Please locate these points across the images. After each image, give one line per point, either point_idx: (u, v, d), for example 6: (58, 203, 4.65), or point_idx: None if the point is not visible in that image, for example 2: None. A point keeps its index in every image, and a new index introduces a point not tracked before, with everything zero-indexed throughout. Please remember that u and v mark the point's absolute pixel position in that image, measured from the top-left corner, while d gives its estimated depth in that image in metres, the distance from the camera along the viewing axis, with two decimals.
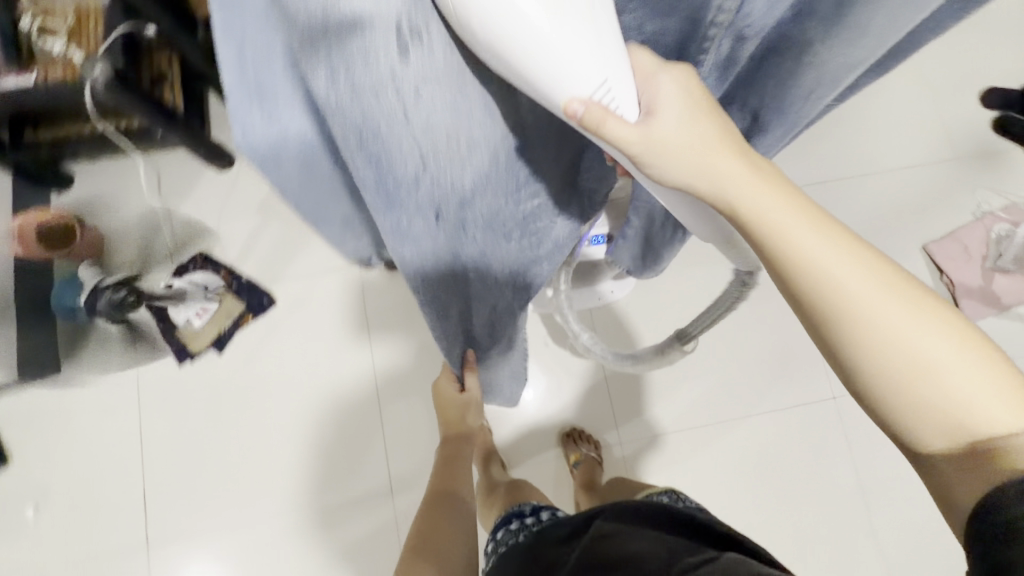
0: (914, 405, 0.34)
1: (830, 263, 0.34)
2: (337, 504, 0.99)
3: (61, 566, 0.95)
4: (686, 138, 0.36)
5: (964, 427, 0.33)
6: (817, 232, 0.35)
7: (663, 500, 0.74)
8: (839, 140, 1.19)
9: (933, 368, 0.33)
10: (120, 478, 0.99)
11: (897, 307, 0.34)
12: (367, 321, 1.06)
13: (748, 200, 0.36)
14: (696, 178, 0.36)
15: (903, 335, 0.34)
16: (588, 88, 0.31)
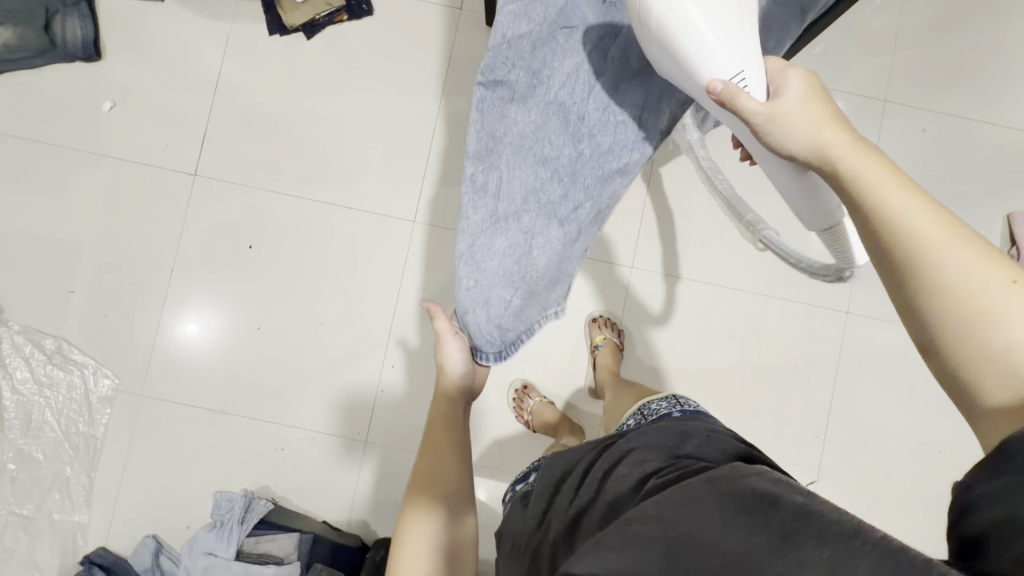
0: (966, 344, 0.34)
1: (919, 214, 0.38)
2: (363, 208, 1.08)
3: (122, 160, 1.07)
4: (808, 118, 0.47)
5: (1020, 374, 0.32)
6: (893, 179, 0.41)
7: (663, 406, 0.77)
8: (978, 74, 1.10)
9: (995, 309, 0.34)
10: (191, 113, 1.08)
11: (977, 259, 0.36)
12: (448, 68, 1.09)
13: (843, 150, 0.44)
14: (809, 143, 0.46)
15: (968, 277, 0.35)
16: (728, 70, 0.49)
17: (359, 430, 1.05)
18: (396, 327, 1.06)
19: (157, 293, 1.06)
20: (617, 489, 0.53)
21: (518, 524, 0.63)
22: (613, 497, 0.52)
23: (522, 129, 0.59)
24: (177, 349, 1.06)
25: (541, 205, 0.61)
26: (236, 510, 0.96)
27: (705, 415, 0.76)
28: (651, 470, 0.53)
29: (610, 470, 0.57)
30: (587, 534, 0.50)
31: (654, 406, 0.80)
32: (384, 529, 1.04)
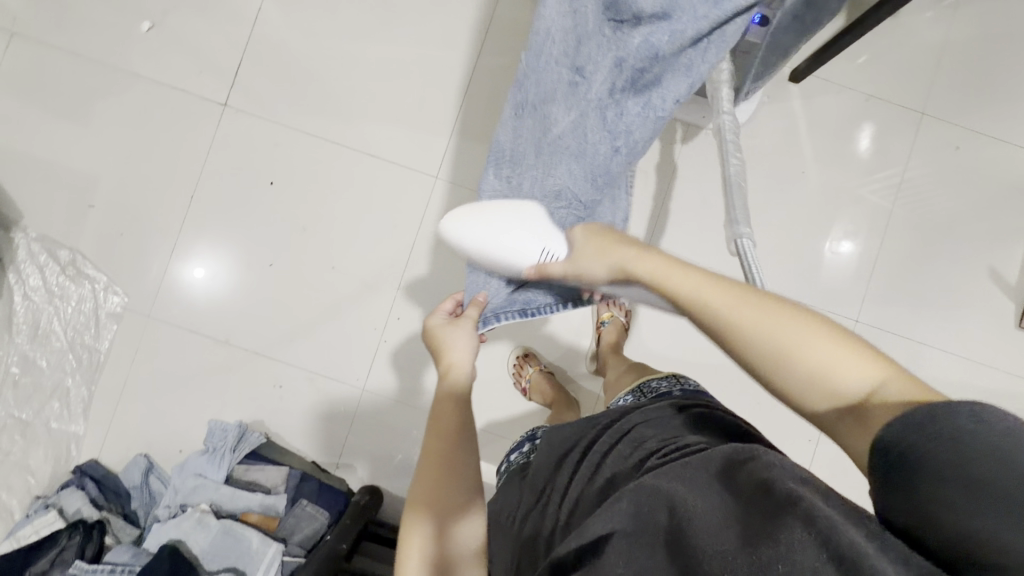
0: (791, 378, 0.40)
1: (712, 297, 0.46)
2: (387, 158, 1.08)
3: (155, 82, 1.08)
4: (596, 252, 0.56)
5: (837, 390, 0.38)
6: (681, 273, 0.49)
7: (663, 384, 0.78)
8: (1018, 97, 1.09)
9: (791, 351, 0.40)
10: (226, 43, 1.08)
11: (778, 321, 0.42)
12: (487, 29, 1.09)
13: (635, 265, 0.52)
14: (608, 263, 0.55)
15: (772, 334, 0.42)
16: (534, 255, 0.59)
17: (358, 377, 1.06)
18: (406, 280, 1.06)
19: (174, 219, 1.07)
20: (617, 467, 0.52)
21: (513, 497, 0.62)
22: (611, 474, 0.52)
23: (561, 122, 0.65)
24: (185, 284, 1.06)
25: (571, 202, 0.64)
26: (229, 438, 0.97)
27: (704, 396, 0.76)
28: (650, 448, 0.53)
29: (608, 448, 0.57)
30: (583, 514, 0.49)
31: (654, 384, 0.81)
32: (371, 476, 1.05)
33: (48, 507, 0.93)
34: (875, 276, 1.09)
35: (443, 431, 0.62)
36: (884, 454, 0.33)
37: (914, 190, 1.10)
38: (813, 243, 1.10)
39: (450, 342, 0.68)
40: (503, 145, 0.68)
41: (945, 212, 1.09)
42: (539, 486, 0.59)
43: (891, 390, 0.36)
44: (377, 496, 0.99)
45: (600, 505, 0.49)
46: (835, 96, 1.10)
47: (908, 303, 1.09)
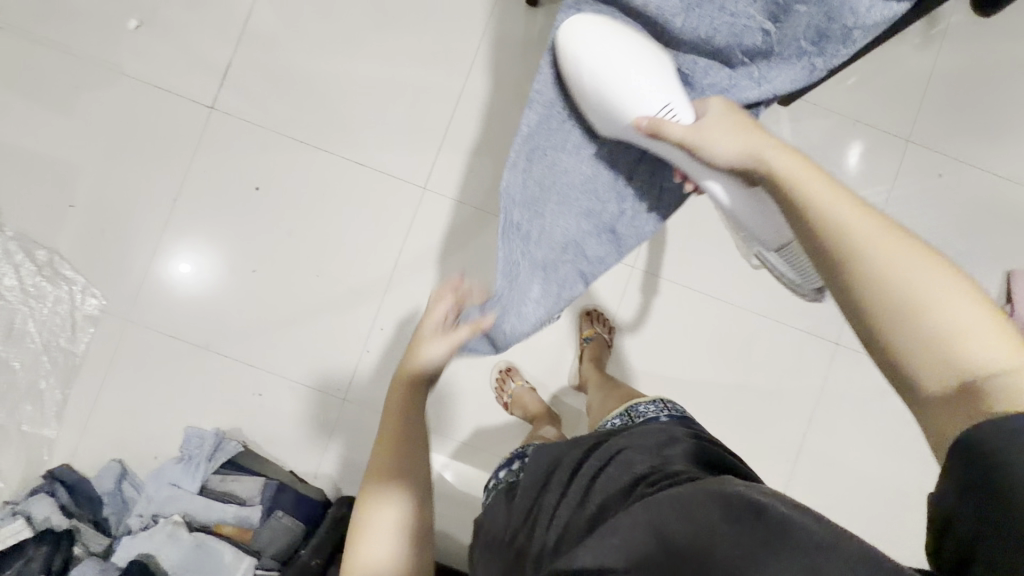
0: (909, 335, 0.37)
1: (856, 222, 0.42)
2: (375, 167, 1.07)
3: (141, 81, 1.06)
4: (729, 132, 0.56)
5: (955, 359, 0.35)
6: (829, 185, 0.46)
7: (651, 409, 0.78)
8: (1001, 127, 1.11)
9: (926, 299, 0.37)
10: (216, 45, 1.07)
11: (919, 263, 0.38)
12: (480, 42, 1.08)
13: (784, 169, 0.50)
14: (738, 154, 0.55)
15: (902, 274, 0.38)
16: (651, 108, 0.60)
17: (340, 387, 1.05)
18: (391, 291, 1.06)
19: (156, 221, 1.05)
20: (606, 494, 0.53)
21: (500, 516, 0.60)
22: (602, 501, 0.52)
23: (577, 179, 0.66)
24: (165, 279, 1.05)
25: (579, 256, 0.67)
26: (206, 446, 0.96)
27: (692, 422, 0.76)
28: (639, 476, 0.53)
29: (599, 469, 0.57)
30: (573, 540, 0.50)
31: (642, 408, 0.80)
32: (350, 487, 1.05)
33: (15, 513, 0.90)
34: None
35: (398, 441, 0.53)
36: (986, 463, 0.32)
37: (898, 215, 1.11)
38: None
39: (427, 357, 0.56)
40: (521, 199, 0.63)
41: (926, 240, 1.11)
42: (527, 504, 0.59)
43: (1010, 376, 0.34)
44: (355, 507, 0.99)
45: (590, 532, 0.49)
46: (824, 119, 1.11)
47: None
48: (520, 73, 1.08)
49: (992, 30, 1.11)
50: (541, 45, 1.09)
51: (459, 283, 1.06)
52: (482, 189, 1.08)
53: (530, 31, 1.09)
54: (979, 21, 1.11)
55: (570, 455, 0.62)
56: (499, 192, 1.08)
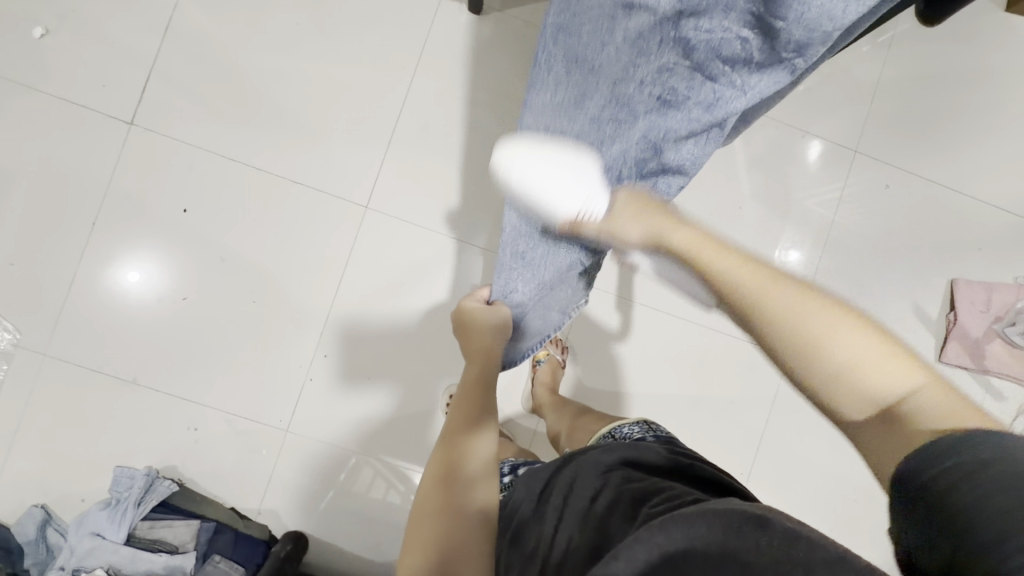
0: (815, 370, 0.38)
1: (747, 275, 0.43)
2: (314, 185, 1.01)
3: (50, 94, 0.98)
4: (634, 213, 0.57)
5: (861, 390, 0.36)
6: (724, 253, 0.46)
7: (635, 431, 0.73)
8: (945, 138, 1.12)
9: (831, 342, 0.37)
10: (135, 55, 0.99)
11: (818, 308, 0.39)
12: (422, 51, 1.03)
13: (680, 236, 0.50)
14: (643, 230, 0.55)
15: (805, 314, 0.39)
16: (575, 206, 0.63)
17: (283, 419, 1.00)
18: (334, 316, 1.01)
19: (75, 247, 0.98)
20: (606, 514, 0.47)
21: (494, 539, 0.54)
22: (602, 523, 0.46)
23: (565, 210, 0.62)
24: (108, 299, 0.98)
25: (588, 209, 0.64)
26: (135, 490, 0.90)
27: (679, 442, 0.71)
28: (641, 497, 0.47)
29: (595, 489, 0.51)
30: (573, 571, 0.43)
31: (624, 430, 0.75)
32: (296, 521, 1.00)
33: None
34: None
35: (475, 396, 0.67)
36: (933, 496, 0.31)
37: (847, 226, 1.12)
38: None
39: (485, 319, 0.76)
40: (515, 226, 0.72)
41: (874, 252, 1.12)
42: (517, 532, 0.53)
43: (918, 398, 0.35)
44: (302, 544, 0.94)
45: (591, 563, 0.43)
46: (773, 131, 1.10)
47: None
48: (464, 84, 1.04)
49: (934, 41, 1.12)
50: (486, 55, 1.04)
51: (406, 305, 1.02)
52: (428, 207, 1.03)
53: (473, 40, 1.04)
54: (923, 31, 1.11)
55: (563, 474, 0.57)
56: (447, 209, 1.04)
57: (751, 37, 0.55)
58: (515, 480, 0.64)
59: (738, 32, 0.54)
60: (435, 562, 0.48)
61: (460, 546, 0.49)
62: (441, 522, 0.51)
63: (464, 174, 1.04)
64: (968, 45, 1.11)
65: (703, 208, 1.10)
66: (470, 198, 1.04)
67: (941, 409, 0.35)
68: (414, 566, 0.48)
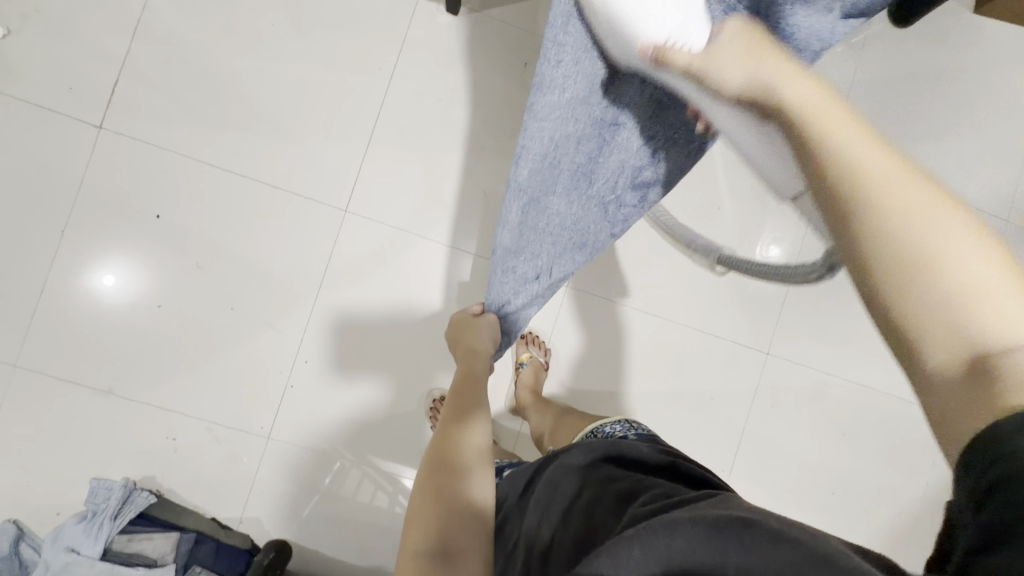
0: (919, 292, 0.28)
1: (870, 159, 0.31)
2: (291, 188, 1.00)
3: (15, 97, 0.95)
4: (744, 52, 0.42)
5: (967, 323, 0.27)
6: (865, 135, 0.33)
7: (618, 429, 0.73)
8: (917, 137, 1.14)
9: (945, 257, 0.28)
10: (103, 56, 0.97)
11: (962, 236, 0.28)
12: (400, 52, 1.02)
13: (778, 83, 0.39)
14: (745, 83, 0.41)
15: (934, 235, 0.28)
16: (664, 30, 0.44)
17: (264, 426, 0.99)
18: (315, 321, 1.00)
19: (44, 254, 0.95)
20: (590, 508, 0.46)
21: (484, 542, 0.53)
22: (585, 518, 0.45)
23: (562, 219, 0.60)
24: (75, 304, 0.96)
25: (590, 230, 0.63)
26: (112, 502, 0.88)
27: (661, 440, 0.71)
28: (625, 492, 0.47)
29: (576, 483, 0.51)
30: (560, 566, 0.43)
31: (608, 428, 0.75)
32: (279, 529, 0.99)
33: None
34: (785, 309, 1.13)
35: (467, 388, 0.67)
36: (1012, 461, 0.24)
37: None
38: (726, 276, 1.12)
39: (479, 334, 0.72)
40: (508, 245, 0.58)
41: None
42: (504, 531, 0.52)
43: None
44: (286, 551, 0.93)
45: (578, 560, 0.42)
46: None
47: (813, 333, 1.14)
48: (444, 86, 1.03)
49: (907, 43, 1.14)
50: (465, 56, 1.04)
51: (388, 309, 1.02)
52: (409, 210, 1.02)
53: (452, 41, 1.03)
54: (894, 32, 1.13)
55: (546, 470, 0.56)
56: (428, 212, 1.03)
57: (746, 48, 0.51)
58: (501, 481, 0.63)
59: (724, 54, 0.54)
60: (436, 544, 0.48)
61: (459, 528, 0.50)
62: (443, 504, 0.51)
63: (445, 176, 1.03)
64: (937, 47, 1.14)
65: (683, 209, 1.11)
66: (451, 201, 1.04)
67: None
68: (416, 548, 0.48)
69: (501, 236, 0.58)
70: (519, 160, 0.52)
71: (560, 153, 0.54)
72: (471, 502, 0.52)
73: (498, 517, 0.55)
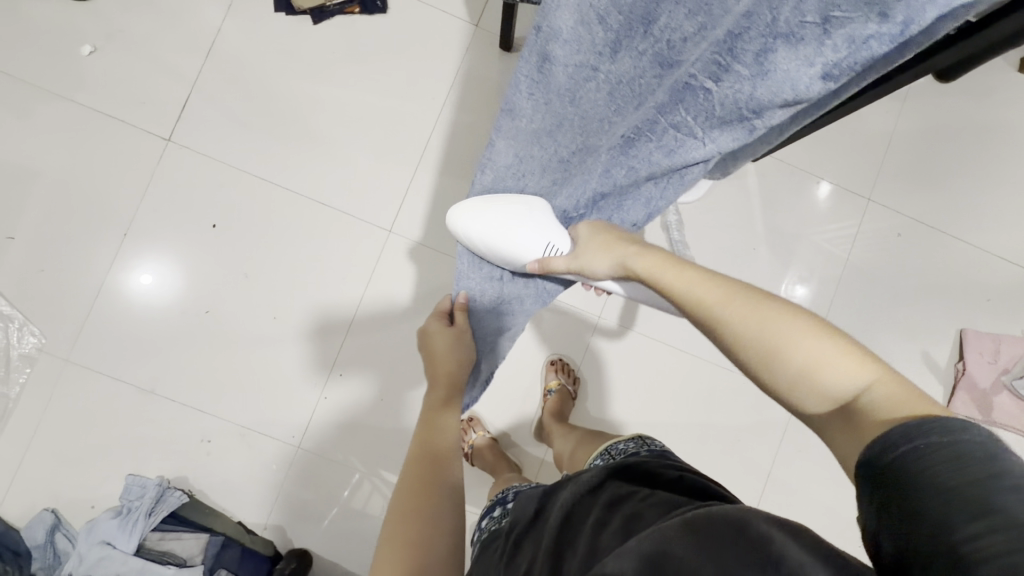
0: (781, 371, 0.41)
1: (735, 315, 0.45)
2: (339, 207, 1.04)
3: (92, 110, 1.01)
4: (603, 249, 0.58)
5: (819, 385, 0.39)
6: (748, 304, 0.45)
7: (629, 445, 0.73)
8: (955, 191, 1.14)
9: (779, 350, 0.41)
10: (175, 75, 1.03)
11: (824, 344, 0.40)
12: (451, 83, 1.07)
13: (646, 265, 0.54)
14: (599, 249, 0.58)
15: (796, 342, 0.41)
16: (596, 153, 0.58)
17: (294, 435, 1.01)
18: (352, 335, 1.03)
19: (104, 256, 1.00)
20: (596, 531, 0.46)
21: (488, 562, 0.56)
22: (589, 544, 0.45)
23: (531, 215, 0.64)
24: (118, 293, 1.00)
25: (562, 219, 0.65)
26: (146, 500, 0.91)
27: (673, 454, 0.71)
28: (628, 513, 0.47)
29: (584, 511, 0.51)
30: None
31: (621, 445, 0.76)
32: (302, 539, 1.01)
33: None
34: None
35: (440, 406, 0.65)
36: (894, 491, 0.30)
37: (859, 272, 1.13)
38: None
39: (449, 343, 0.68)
40: (477, 236, 0.64)
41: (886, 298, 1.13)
42: (514, 557, 0.52)
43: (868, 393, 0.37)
44: (306, 562, 0.96)
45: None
46: (787, 175, 1.13)
47: None
48: (491, 116, 1.07)
49: (949, 97, 1.15)
50: None
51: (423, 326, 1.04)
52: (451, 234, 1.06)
53: (502, 74, 1.08)
54: (937, 87, 1.15)
55: (554, 498, 0.57)
56: None
57: (715, 88, 0.47)
58: (511, 505, 0.65)
59: (701, 81, 0.48)
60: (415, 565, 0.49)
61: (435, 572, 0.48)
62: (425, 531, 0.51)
63: None
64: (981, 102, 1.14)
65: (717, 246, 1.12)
66: None
67: (896, 402, 0.36)
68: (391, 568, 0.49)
69: (471, 231, 0.65)
70: (498, 137, 0.60)
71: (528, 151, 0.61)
72: (451, 515, 0.53)
73: (510, 542, 0.55)
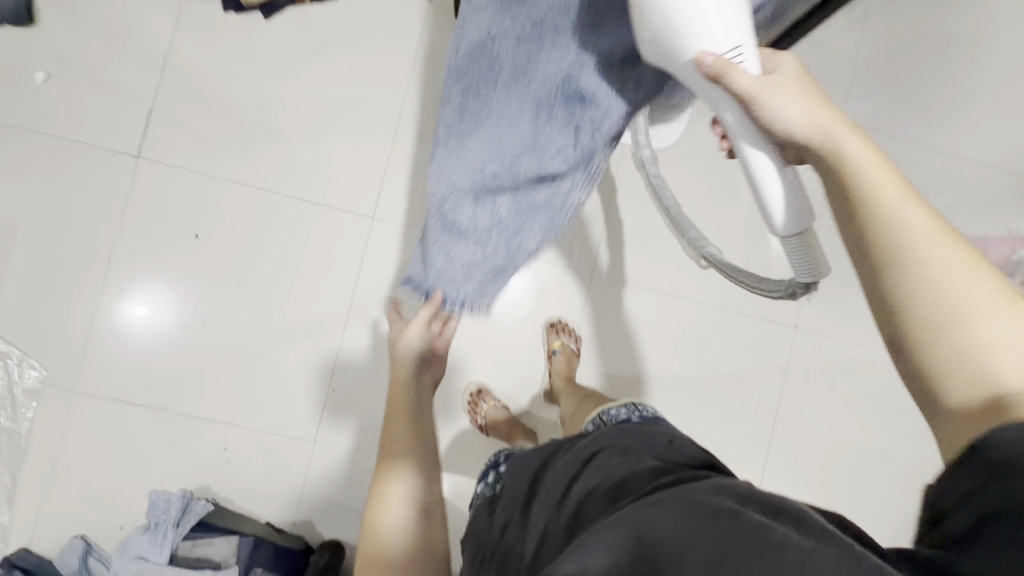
0: (918, 321, 0.35)
1: (922, 232, 0.36)
2: (319, 200, 1.04)
3: (56, 137, 1.00)
4: (797, 88, 0.44)
5: (983, 375, 0.32)
6: (934, 232, 0.36)
7: (622, 411, 0.74)
8: (926, 105, 1.15)
9: (961, 304, 0.34)
10: (135, 91, 1.02)
11: (990, 290, 0.34)
12: (413, 62, 1.06)
13: (832, 139, 0.41)
14: (813, 121, 0.42)
15: (976, 304, 0.33)
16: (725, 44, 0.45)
17: (309, 431, 1.02)
18: (352, 326, 1.03)
19: (92, 280, 1.00)
20: (584, 498, 0.48)
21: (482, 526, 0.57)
22: (580, 509, 0.47)
23: (479, 145, 0.58)
24: (122, 332, 1.00)
25: (523, 142, 0.57)
26: (172, 512, 0.92)
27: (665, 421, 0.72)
28: (615, 482, 0.48)
29: (576, 475, 0.52)
30: (551, 554, 0.44)
31: (614, 411, 0.77)
32: (332, 531, 1.02)
33: None
34: None
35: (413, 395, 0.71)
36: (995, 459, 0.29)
37: None
38: (748, 254, 1.13)
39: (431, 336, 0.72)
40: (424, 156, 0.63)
41: None
42: (507, 525, 0.54)
43: None
44: (339, 552, 0.98)
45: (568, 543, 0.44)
46: None
47: (842, 303, 1.14)
48: None
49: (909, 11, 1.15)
50: None
51: None
52: None
53: None
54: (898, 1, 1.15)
55: (544, 466, 0.57)
56: None
57: None
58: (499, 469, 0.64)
59: None
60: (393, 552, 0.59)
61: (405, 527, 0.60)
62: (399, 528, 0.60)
63: None
64: None
65: (701, 189, 1.13)
66: None
67: None
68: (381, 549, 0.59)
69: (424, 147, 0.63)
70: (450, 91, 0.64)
71: (482, 85, 0.60)
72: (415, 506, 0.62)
73: (504, 513, 0.55)
